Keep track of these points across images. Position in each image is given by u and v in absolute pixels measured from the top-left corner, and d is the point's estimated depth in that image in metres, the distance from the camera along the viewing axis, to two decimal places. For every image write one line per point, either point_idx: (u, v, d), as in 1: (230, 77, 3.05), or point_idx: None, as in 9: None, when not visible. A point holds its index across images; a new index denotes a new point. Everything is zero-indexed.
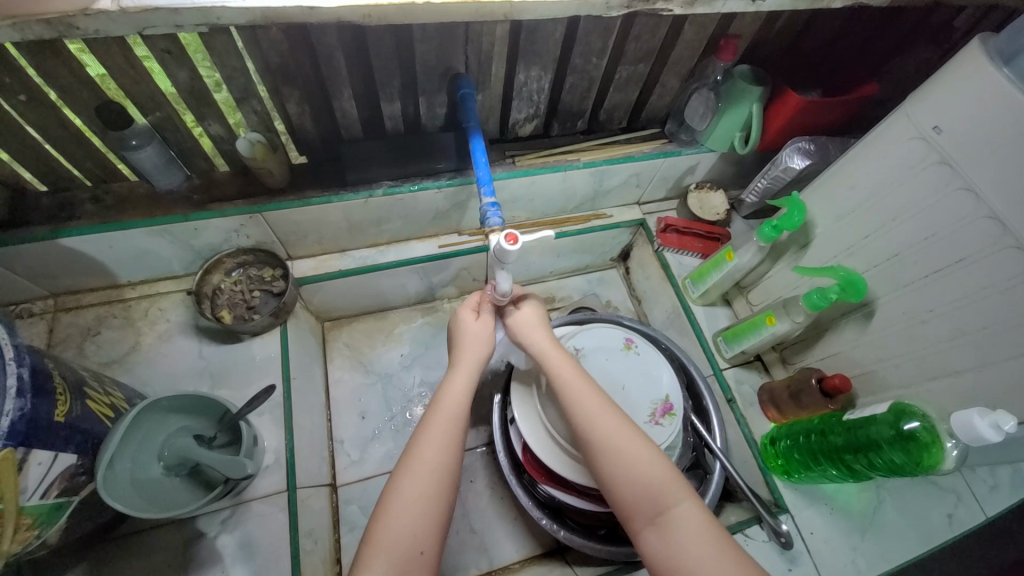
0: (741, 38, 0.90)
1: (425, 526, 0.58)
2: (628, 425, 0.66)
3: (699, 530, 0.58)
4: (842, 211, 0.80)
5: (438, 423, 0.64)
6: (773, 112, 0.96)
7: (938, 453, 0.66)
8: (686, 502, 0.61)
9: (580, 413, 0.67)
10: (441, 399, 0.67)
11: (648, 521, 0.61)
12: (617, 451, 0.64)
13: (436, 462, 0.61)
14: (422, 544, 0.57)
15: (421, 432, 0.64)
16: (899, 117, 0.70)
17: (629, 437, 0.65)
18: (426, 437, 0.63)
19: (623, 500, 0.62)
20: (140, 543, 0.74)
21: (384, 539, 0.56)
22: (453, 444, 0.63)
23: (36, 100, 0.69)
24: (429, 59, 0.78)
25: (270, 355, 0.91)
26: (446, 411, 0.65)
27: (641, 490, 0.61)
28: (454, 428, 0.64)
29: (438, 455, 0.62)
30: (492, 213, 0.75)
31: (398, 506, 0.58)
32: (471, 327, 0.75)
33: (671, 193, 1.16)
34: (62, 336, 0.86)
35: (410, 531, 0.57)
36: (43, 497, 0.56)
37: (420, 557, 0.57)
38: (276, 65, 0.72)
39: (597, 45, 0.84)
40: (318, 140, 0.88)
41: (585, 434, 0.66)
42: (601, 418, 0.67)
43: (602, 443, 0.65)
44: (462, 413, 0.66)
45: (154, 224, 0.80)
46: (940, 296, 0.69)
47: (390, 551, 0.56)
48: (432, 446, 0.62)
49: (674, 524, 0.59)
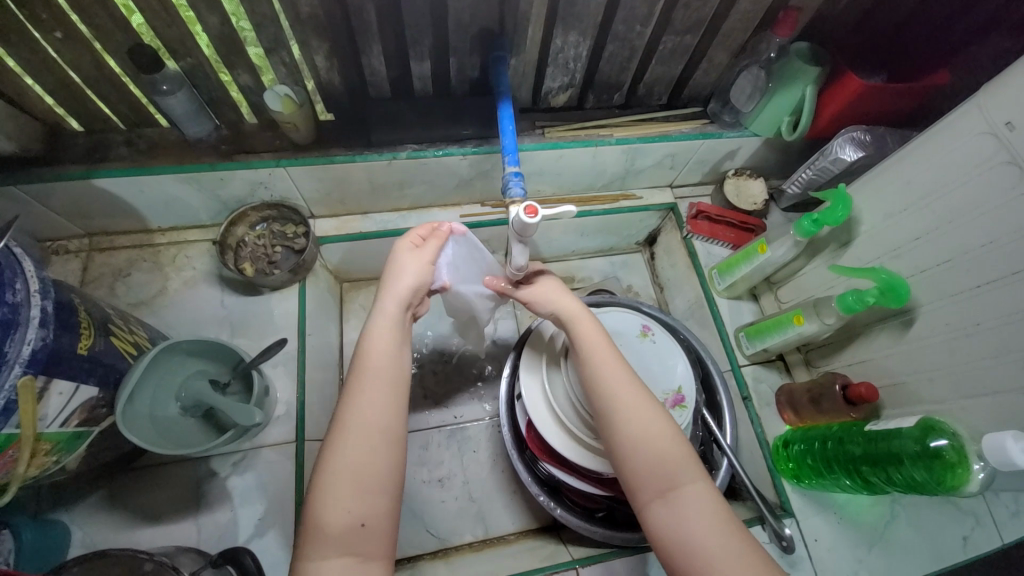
0: (801, 12, 0.83)
1: (365, 501, 0.56)
2: (649, 401, 0.65)
3: (707, 511, 0.58)
4: (892, 210, 0.74)
5: (369, 385, 0.61)
6: (828, 97, 0.89)
7: (963, 475, 0.62)
8: (698, 484, 0.60)
9: (602, 382, 0.66)
10: (366, 359, 0.63)
11: (657, 495, 0.60)
12: (635, 425, 0.63)
13: (366, 426, 0.58)
14: (361, 515, 0.55)
15: (347, 394, 0.61)
16: (970, 108, 0.63)
17: (651, 413, 0.64)
18: (356, 400, 0.60)
19: (634, 473, 0.61)
20: (158, 476, 0.79)
21: (321, 511, 0.55)
22: (384, 403, 0.61)
23: (74, 39, 0.70)
24: (463, 17, 0.75)
25: (287, 310, 0.92)
26: (374, 369, 0.62)
27: (655, 466, 0.61)
28: (381, 387, 0.61)
29: (369, 419, 0.59)
30: (515, 183, 0.72)
31: (336, 477, 0.56)
32: (404, 261, 0.69)
33: (707, 177, 1.10)
34: (95, 274, 0.89)
35: (344, 503, 0.55)
36: (63, 425, 0.59)
37: (360, 529, 0.54)
38: (306, 16, 0.71)
39: (642, 11, 0.78)
40: (345, 97, 0.86)
41: (604, 404, 0.65)
42: (621, 390, 0.65)
43: (620, 415, 0.64)
44: (391, 372, 0.63)
45: (182, 171, 0.81)
46: (990, 309, 0.63)
47: (329, 524, 0.54)
48: (360, 409, 0.59)
49: (684, 503, 0.59)
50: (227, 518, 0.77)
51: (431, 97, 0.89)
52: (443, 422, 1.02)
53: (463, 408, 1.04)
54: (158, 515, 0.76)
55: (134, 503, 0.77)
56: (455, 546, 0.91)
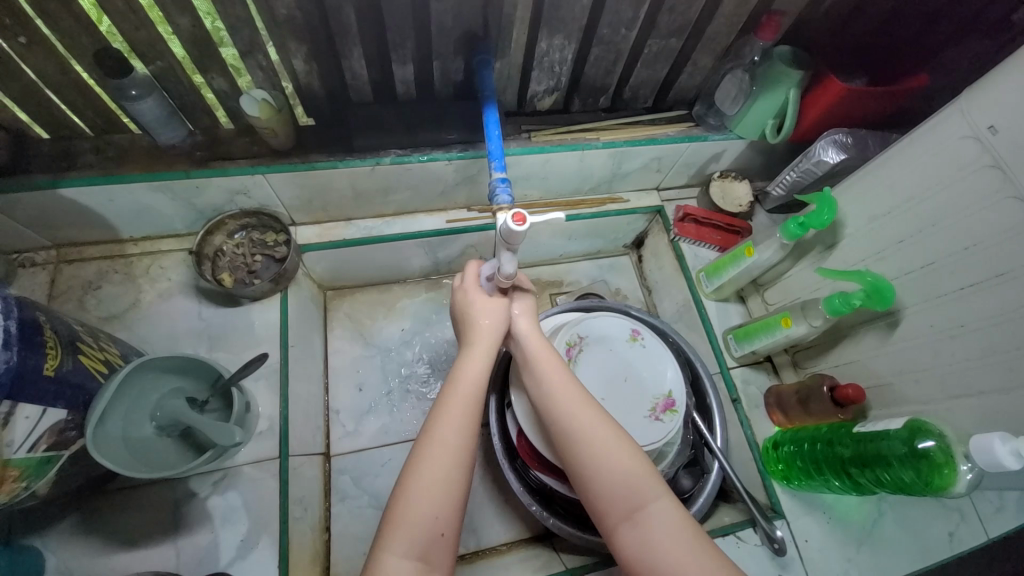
0: (785, 15, 0.84)
1: (447, 509, 0.58)
2: (605, 419, 0.65)
3: (672, 527, 0.59)
4: (876, 212, 0.75)
5: (456, 404, 0.64)
6: (811, 100, 0.90)
7: (950, 475, 0.63)
8: (662, 502, 0.60)
9: (557, 407, 0.66)
10: (458, 379, 0.66)
11: (623, 517, 0.60)
12: (592, 449, 0.62)
13: (456, 442, 0.61)
14: (442, 525, 0.58)
15: (439, 410, 0.64)
16: (951, 113, 0.64)
17: (608, 434, 0.63)
18: (446, 415, 0.63)
19: (599, 497, 0.61)
20: (133, 498, 0.75)
21: (404, 518, 0.57)
22: (471, 421, 0.64)
23: (38, 44, 0.67)
24: (446, 21, 0.74)
25: (268, 321, 0.89)
26: (463, 388, 0.65)
27: (620, 489, 0.61)
28: (471, 407, 0.64)
29: (455, 435, 0.62)
30: (502, 190, 0.71)
31: (418, 485, 0.59)
32: (478, 299, 0.72)
33: (693, 180, 1.10)
34: (64, 288, 0.85)
35: (431, 511, 0.58)
36: (31, 450, 0.56)
37: (440, 538, 0.57)
38: (283, 18, 0.68)
39: (627, 15, 0.78)
40: (326, 101, 0.84)
41: (560, 431, 0.65)
42: (575, 413, 0.65)
43: (578, 441, 0.63)
44: (479, 392, 0.66)
45: (154, 179, 0.78)
46: (973, 312, 0.64)
47: (412, 532, 0.57)
48: (451, 425, 0.62)
49: (649, 524, 0.59)
50: (209, 540, 0.74)
51: (415, 101, 0.88)
52: None
53: None
54: (134, 539, 0.73)
55: (108, 528, 0.73)
56: None
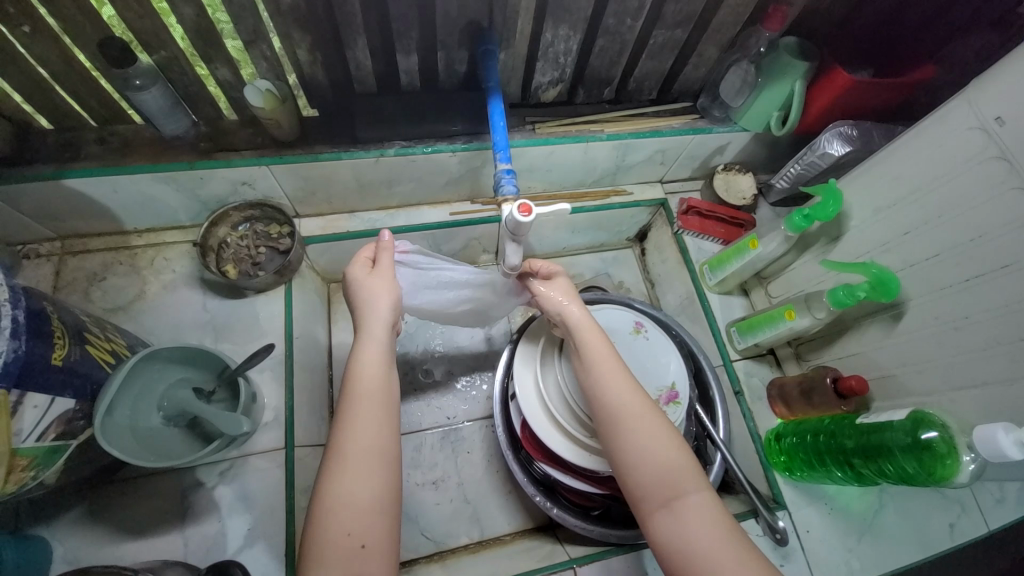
0: (792, 6, 0.83)
1: (364, 518, 0.56)
2: (651, 407, 0.65)
3: (712, 518, 0.58)
4: (881, 205, 0.75)
5: (359, 407, 0.61)
6: (817, 92, 0.89)
7: (953, 465, 0.63)
8: (703, 494, 0.60)
9: (604, 387, 0.66)
10: (357, 382, 0.63)
11: (661, 504, 0.60)
12: (636, 433, 0.63)
13: (362, 449, 0.59)
14: (360, 535, 0.55)
15: (341, 417, 0.61)
16: (960, 104, 0.64)
17: (654, 421, 0.64)
18: (348, 423, 0.61)
19: (640, 481, 0.61)
20: (139, 488, 0.76)
21: (321, 536, 0.55)
22: (379, 424, 0.61)
23: (42, 33, 0.66)
24: (451, 11, 0.73)
25: (273, 312, 0.90)
26: (367, 391, 0.63)
27: (663, 474, 0.61)
28: (371, 408, 0.61)
29: (362, 442, 0.59)
30: (507, 181, 0.71)
31: (331, 497, 0.56)
32: (368, 281, 0.69)
33: (697, 172, 1.10)
34: (69, 279, 0.85)
35: (344, 527, 0.55)
36: (40, 439, 0.57)
37: (361, 551, 0.55)
38: (287, 8, 0.68)
39: (633, 5, 0.77)
40: (329, 91, 0.84)
41: (606, 410, 0.65)
42: (624, 395, 0.65)
43: (624, 422, 0.64)
44: (380, 388, 0.63)
45: (158, 170, 0.78)
46: (978, 303, 0.64)
47: (329, 548, 0.54)
48: (357, 432, 0.60)
49: (688, 512, 0.59)
50: (216, 529, 0.75)
51: (419, 92, 0.87)
52: (436, 424, 1.00)
53: (456, 409, 1.02)
54: (141, 528, 0.74)
55: (117, 517, 0.74)
56: (451, 548, 0.91)
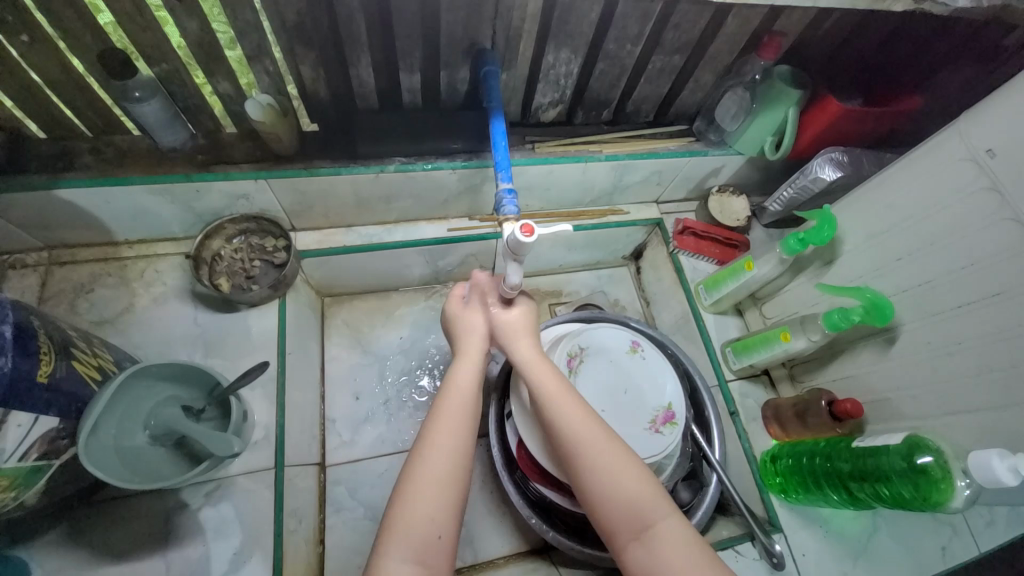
0: (786, 36, 0.85)
1: (444, 511, 0.58)
2: (610, 437, 0.64)
3: (682, 545, 0.58)
4: (875, 230, 0.77)
5: (452, 408, 0.64)
6: (808, 119, 0.92)
7: (947, 490, 0.64)
8: (671, 519, 0.59)
9: (562, 422, 0.65)
10: (451, 386, 0.67)
11: (631, 537, 0.59)
12: (597, 468, 0.62)
13: (450, 446, 0.61)
14: (440, 527, 0.57)
15: (435, 415, 0.64)
16: (951, 135, 0.66)
17: (612, 452, 0.63)
18: (440, 421, 0.63)
19: (607, 517, 0.60)
20: (122, 509, 0.73)
21: (402, 522, 0.56)
22: (469, 425, 0.64)
23: (40, 43, 0.66)
24: (455, 32, 0.74)
25: (266, 327, 0.88)
26: (460, 394, 0.66)
27: (628, 507, 0.60)
28: (464, 410, 0.65)
29: (451, 439, 0.62)
30: (508, 201, 0.71)
31: (416, 488, 0.58)
32: (466, 313, 0.75)
33: (692, 193, 1.12)
34: (55, 290, 0.83)
35: (427, 516, 0.57)
36: (21, 459, 0.54)
37: (437, 541, 0.56)
38: (292, 23, 0.68)
39: (633, 31, 0.79)
40: (330, 106, 0.84)
41: (565, 446, 0.64)
42: (579, 429, 0.64)
43: (584, 457, 0.62)
44: (473, 395, 0.67)
45: (154, 182, 0.77)
46: (970, 330, 0.66)
47: (411, 536, 0.56)
48: (446, 428, 0.63)
49: (659, 542, 0.58)
50: (200, 553, 0.72)
51: (420, 110, 0.88)
52: None
53: None
54: (123, 552, 0.71)
55: (96, 540, 0.71)
56: None
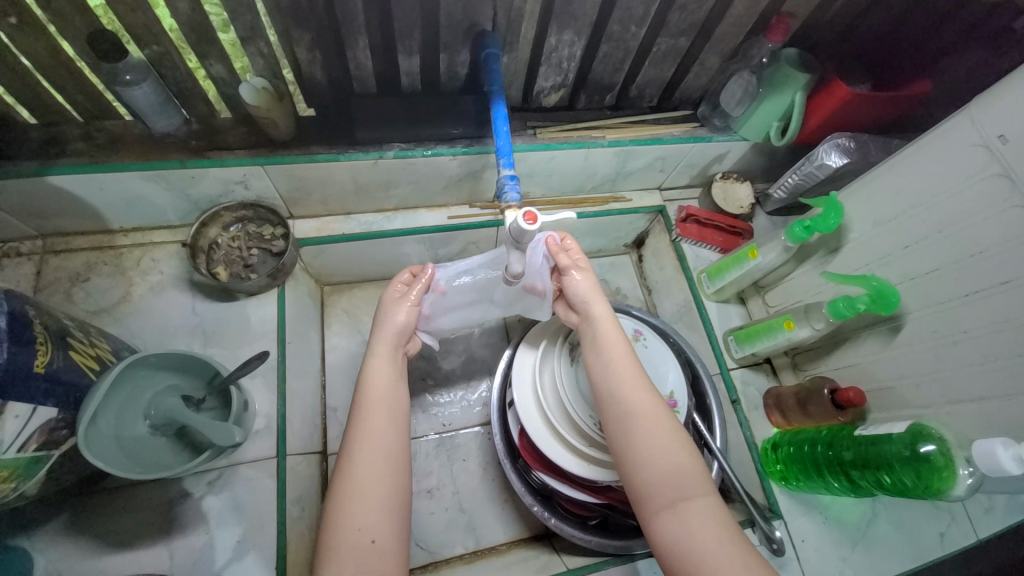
0: (795, 18, 0.83)
1: (371, 516, 0.59)
2: (663, 409, 0.65)
3: (717, 523, 0.57)
4: (882, 218, 0.76)
5: (370, 413, 0.65)
6: (815, 103, 0.90)
7: (949, 478, 0.64)
8: (709, 498, 0.59)
9: (618, 385, 0.67)
10: (365, 392, 0.67)
11: (666, 504, 0.59)
12: (645, 430, 0.63)
13: (368, 453, 0.62)
14: (372, 532, 0.58)
15: (355, 422, 0.65)
16: (962, 120, 0.64)
17: (664, 422, 0.64)
18: (359, 426, 0.64)
19: (648, 480, 0.61)
20: (124, 499, 0.73)
21: (335, 529, 0.58)
22: (385, 426, 0.65)
23: (26, 24, 0.64)
24: (455, 13, 0.72)
25: (265, 316, 0.87)
26: (375, 400, 0.66)
27: (669, 475, 0.60)
28: (383, 413, 0.65)
29: (368, 446, 0.63)
30: (510, 188, 0.70)
31: (345, 496, 0.59)
32: (392, 304, 0.74)
33: (695, 180, 1.10)
34: (51, 279, 0.82)
35: (356, 522, 0.58)
36: (21, 450, 0.54)
37: (372, 546, 0.57)
38: (286, 4, 0.66)
39: (638, 12, 0.77)
40: (327, 90, 0.81)
41: (616, 407, 0.66)
42: (637, 395, 0.66)
43: (635, 419, 0.64)
44: (388, 397, 0.67)
45: (148, 169, 0.75)
46: (977, 318, 0.65)
47: (344, 543, 0.57)
48: (364, 434, 0.63)
49: (695, 514, 0.58)
50: (203, 541, 0.72)
51: (419, 94, 0.86)
52: (431, 430, 0.99)
53: (453, 415, 1.01)
54: (126, 540, 0.71)
55: (98, 529, 0.71)
56: (446, 559, 0.89)
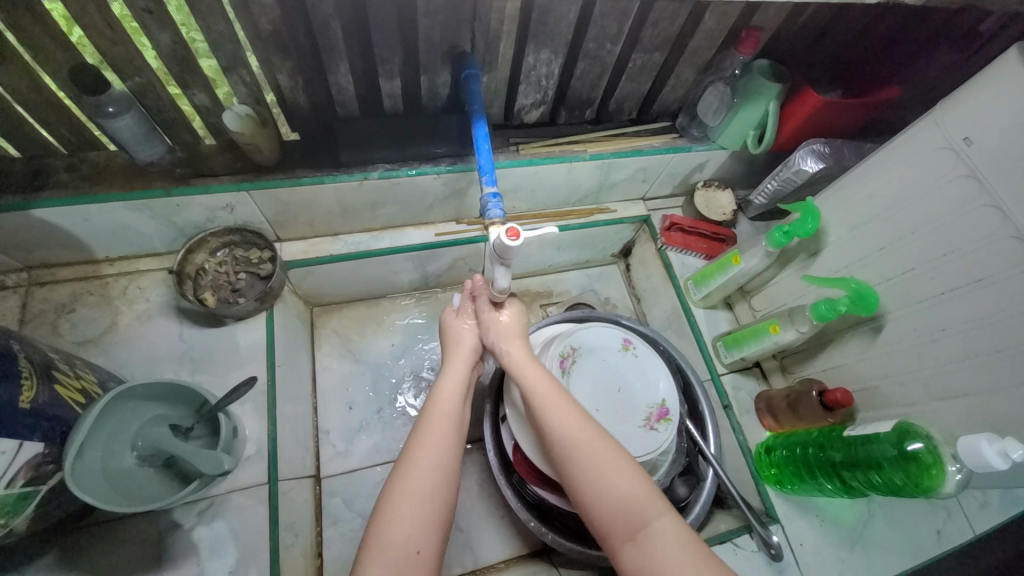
0: (764, 31, 0.86)
1: (418, 526, 0.58)
2: (603, 438, 0.64)
3: (677, 546, 0.57)
4: (858, 221, 0.77)
5: (439, 427, 0.65)
6: (789, 112, 0.92)
7: (938, 476, 0.64)
8: (664, 521, 0.59)
9: (552, 424, 0.65)
10: (434, 405, 0.67)
11: (627, 538, 0.59)
12: (590, 470, 0.62)
13: (427, 462, 0.62)
14: (418, 542, 0.57)
15: (416, 434, 0.64)
16: (928, 124, 0.67)
17: (609, 457, 0.63)
18: (425, 436, 0.64)
19: (602, 518, 0.60)
20: (112, 533, 0.71)
21: (383, 537, 0.57)
22: (448, 443, 0.64)
23: (8, 61, 0.64)
24: (433, 36, 0.74)
25: (254, 340, 0.87)
26: (440, 413, 0.66)
27: (620, 507, 0.60)
28: (450, 426, 0.65)
29: (425, 456, 0.62)
30: (493, 205, 0.71)
31: (398, 503, 0.59)
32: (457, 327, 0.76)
33: (678, 189, 1.12)
34: (35, 312, 0.82)
35: (404, 529, 0.58)
36: (6, 487, 0.53)
37: (415, 556, 0.57)
38: (267, 33, 0.67)
39: (612, 30, 0.79)
40: (311, 115, 0.83)
41: (561, 449, 0.64)
42: (569, 432, 0.64)
43: (580, 460, 0.63)
44: (456, 417, 0.67)
45: (133, 198, 0.75)
46: (953, 315, 0.66)
47: (388, 552, 0.56)
48: (425, 445, 0.63)
49: (654, 542, 0.58)
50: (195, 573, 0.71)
51: (402, 115, 0.87)
52: None
53: None
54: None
55: (87, 565, 0.69)
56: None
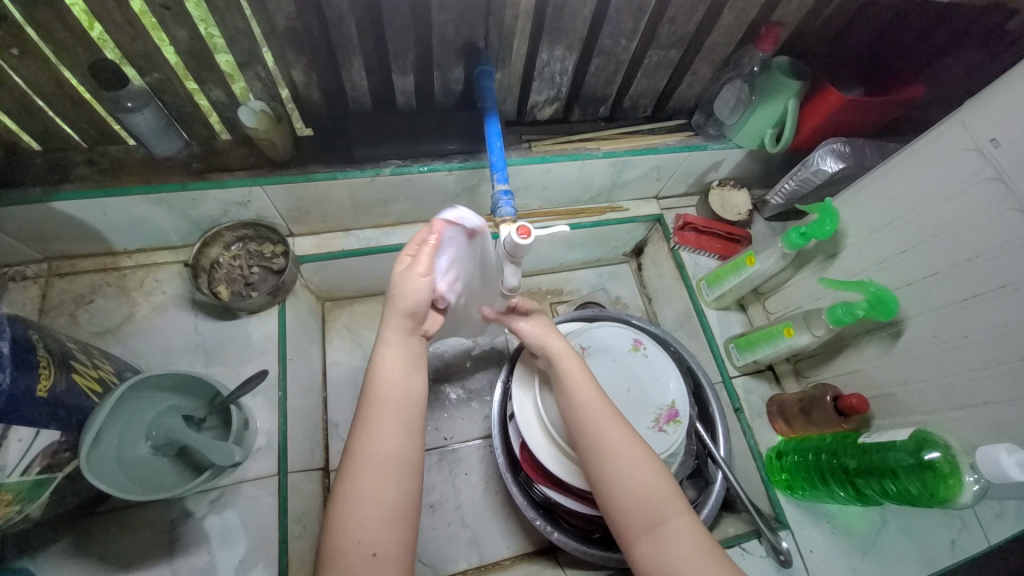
0: (784, 26, 0.84)
1: (377, 526, 0.56)
2: (628, 429, 0.65)
3: (692, 543, 0.58)
4: (878, 223, 0.75)
5: (387, 413, 0.61)
6: (809, 110, 0.90)
7: (955, 486, 0.63)
8: (683, 517, 0.60)
9: (584, 413, 0.66)
10: (380, 389, 0.62)
11: (643, 532, 0.59)
12: (613, 459, 0.63)
13: (381, 455, 0.59)
14: (373, 544, 0.55)
15: (365, 423, 0.61)
16: (953, 124, 0.64)
17: (631, 447, 0.63)
18: (372, 429, 0.60)
19: (621, 510, 0.61)
20: (128, 519, 0.73)
21: (341, 541, 0.55)
22: (401, 430, 0.61)
23: (30, 56, 0.65)
24: (447, 32, 0.73)
25: (266, 334, 0.88)
26: (388, 398, 0.62)
27: (642, 503, 0.60)
28: (399, 410, 0.62)
29: (383, 447, 0.59)
30: (504, 203, 0.70)
31: (350, 509, 0.56)
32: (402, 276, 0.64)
33: (692, 188, 1.10)
34: (56, 302, 0.83)
35: (359, 534, 0.55)
36: (24, 473, 0.54)
37: (372, 557, 0.55)
38: (282, 29, 0.68)
39: (628, 26, 0.78)
40: (325, 111, 0.83)
41: (586, 438, 0.65)
42: (603, 418, 0.65)
43: (602, 448, 0.63)
44: (405, 398, 0.63)
45: (150, 192, 0.77)
46: (976, 322, 0.65)
47: (345, 557, 0.54)
48: (377, 436, 0.60)
49: (670, 538, 0.58)
50: (205, 561, 0.72)
51: (415, 112, 0.87)
52: (433, 444, 0.99)
53: (454, 429, 1.01)
54: (129, 561, 0.71)
55: (102, 551, 0.71)
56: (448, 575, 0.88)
